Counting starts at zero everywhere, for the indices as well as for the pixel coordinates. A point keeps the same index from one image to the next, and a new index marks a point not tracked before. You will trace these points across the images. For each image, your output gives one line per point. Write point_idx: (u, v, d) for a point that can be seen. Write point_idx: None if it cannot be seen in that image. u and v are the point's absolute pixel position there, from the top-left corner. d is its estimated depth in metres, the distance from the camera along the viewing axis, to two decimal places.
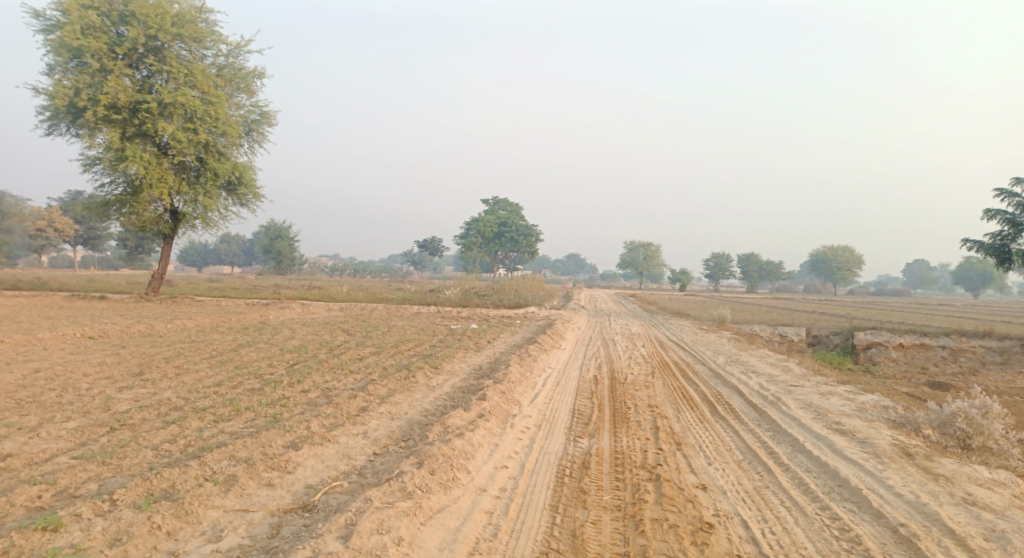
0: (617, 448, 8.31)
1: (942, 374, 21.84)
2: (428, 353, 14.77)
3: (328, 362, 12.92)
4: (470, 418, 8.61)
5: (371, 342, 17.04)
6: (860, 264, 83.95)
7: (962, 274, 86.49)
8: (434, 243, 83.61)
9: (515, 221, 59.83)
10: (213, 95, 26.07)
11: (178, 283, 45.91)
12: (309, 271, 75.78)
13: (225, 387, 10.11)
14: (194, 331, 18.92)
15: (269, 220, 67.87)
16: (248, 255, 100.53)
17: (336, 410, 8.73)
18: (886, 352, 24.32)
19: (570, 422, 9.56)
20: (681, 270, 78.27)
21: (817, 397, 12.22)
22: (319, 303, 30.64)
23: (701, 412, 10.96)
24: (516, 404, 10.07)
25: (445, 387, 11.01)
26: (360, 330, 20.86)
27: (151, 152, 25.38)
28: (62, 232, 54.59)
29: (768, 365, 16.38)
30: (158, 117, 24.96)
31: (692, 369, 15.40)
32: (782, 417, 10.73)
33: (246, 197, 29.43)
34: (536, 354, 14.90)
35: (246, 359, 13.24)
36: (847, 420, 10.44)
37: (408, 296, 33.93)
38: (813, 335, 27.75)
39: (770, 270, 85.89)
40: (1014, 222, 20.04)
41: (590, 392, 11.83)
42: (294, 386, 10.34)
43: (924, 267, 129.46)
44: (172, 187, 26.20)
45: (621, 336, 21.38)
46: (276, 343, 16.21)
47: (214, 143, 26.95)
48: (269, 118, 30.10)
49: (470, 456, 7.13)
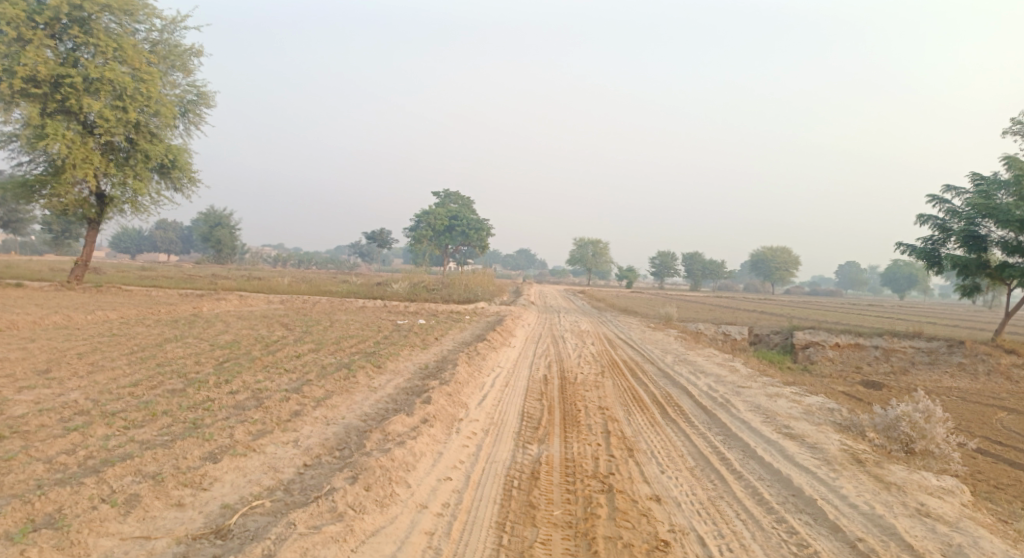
0: (567, 455, 7.88)
1: (876, 374, 22.34)
2: (370, 350, 14.06)
3: (261, 359, 12.09)
4: (412, 424, 8.02)
5: (310, 338, 16.20)
6: (797, 265, 86.46)
7: (891, 276, 90.05)
8: (382, 235, 82.08)
9: (465, 214, 59.11)
10: (145, 72, 24.55)
11: (106, 271, 43.51)
12: (250, 261, 73.13)
13: (142, 388, 9.24)
14: (117, 323, 17.64)
15: (208, 207, 65.25)
16: (185, 243, 96.67)
17: (266, 415, 8.00)
18: (823, 351, 24.83)
19: (518, 427, 9.10)
20: (628, 268, 78.90)
21: (765, 399, 12.07)
22: (257, 295, 29.33)
23: (652, 414, 10.65)
24: (462, 407, 9.54)
25: (387, 388, 10.39)
26: (298, 324, 19.90)
27: (76, 130, 23.71)
28: None
29: (715, 365, 16.27)
30: (84, 93, 23.32)
31: (641, 369, 15.14)
32: (733, 420, 10.51)
33: (181, 181, 27.90)
34: (484, 351, 14.38)
35: (170, 355, 12.28)
36: (797, 424, 10.28)
37: (352, 289, 32.88)
38: (755, 334, 28.09)
39: (712, 268, 87.63)
40: (943, 228, 20.56)
41: (540, 393, 11.38)
42: (221, 387, 9.54)
43: (857, 269, 134.46)
44: (98, 168, 24.56)
45: (570, 333, 21.03)
46: (206, 338, 15.22)
47: (145, 123, 25.41)
48: (207, 99, 28.63)
49: (412, 467, 6.58)
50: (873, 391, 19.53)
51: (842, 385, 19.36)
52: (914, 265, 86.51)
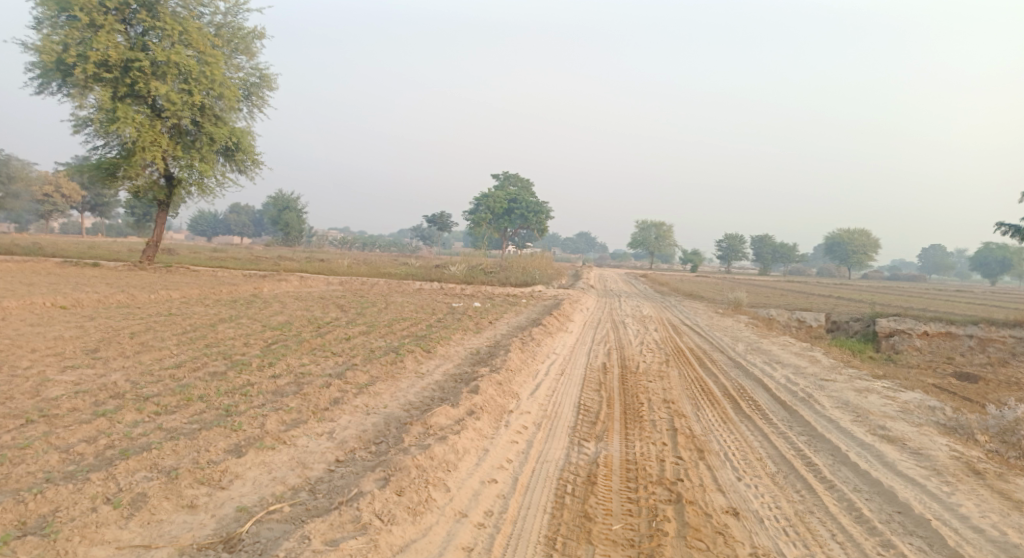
0: (629, 455, 7.07)
1: (969, 365, 20.45)
2: (422, 334, 13.51)
3: (310, 342, 11.70)
4: (457, 417, 7.36)
5: (363, 320, 15.80)
6: (876, 248, 81.87)
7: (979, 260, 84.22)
8: (444, 218, 82.26)
9: (526, 197, 58.24)
10: (210, 54, 24.66)
11: (179, 251, 44.88)
12: (316, 244, 74.59)
13: (184, 370, 8.90)
14: (177, 303, 17.71)
15: (277, 190, 66.72)
16: (257, 227, 99.72)
17: (303, 403, 7.48)
18: (908, 340, 22.94)
19: (574, 421, 8.33)
20: (694, 251, 76.24)
21: (853, 394, 10.86)
22: (318, 276, 29.43)
23: (724, 409, 9.66)
24: (513, 398, 8.83)
25: (435, 375, 9.79)
26: (354, 306, 19.62)
27: (145, 113, 24.04)
28: (70, 198, 53.97)
29: (793, 355, 14.99)
30: (151, 77, 23.60)
31: (710, 358, 14.06)
32: (817, 418, 9.43)
33: (245, 163, 28.09)
34: (540, 337, 13.63)
35: (220, 336, 12.04)
36: (893, 424, 9.11)
37: (411, 271, 32.66)
38: (832, 321, 26.30)
39: (784, 252, 84.00)
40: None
41: (599, 383, 10.55)
42: (264, 371, 9.13)
43: (941, 253, 126.43)
44: (166, 150, 24.91)
45: (632, 318, 20.04)
46: (260, 319, 15.00)
47: (210, 106, 25.58)
48: (270, 81, 28.72)
49: (454, 467, 5.91)
50: (969, 384, 17.77)
51: (932, 378, 17.70)
52: (1006, 248, 80.65)
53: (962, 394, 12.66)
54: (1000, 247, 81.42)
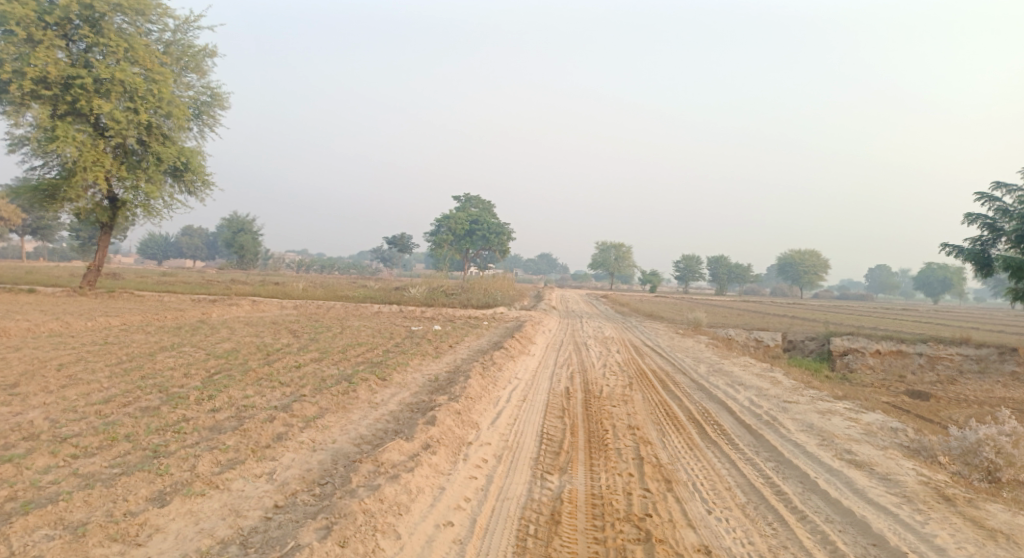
0: (594, 489, 6.68)
1: (922, 383, 20.74)
2: (377, 360, 12.95)
3: (256, 371, 11.04)
4: (411, 452, 6.86)
5: (316, 346, 15.12)
6: (827, 268, 83.99)
7: (923, 279, 87.00)
8: (403, 240, 81.38)
9: (486, 219, 57.94)
10: (157, 72, 23.81)
11: (125, 276, 43.06)
12: (272, 267, 72.86)
13: (113, 405, 8.18)
14: (116, 330, 16.72)
15: (231, 212, 65.03)
16: (210, 249, 97.08)
17: (242, 439, 6.88)
18: (863, 358, 23.18)
19: (536, 452, 7.90)
20: (652, 272, 76.85)
21: (817, 417, 10.69)
22: (271, 300, 28.44)
23: (689, 435, 9.35)
24: (472, 428, 8.35)
25: (390, 405, 9.28)
26: (307, 331, 18.87)
27: (86, 132, 22.99)
28: (9, 220, 51.49)
29: (755, 377, 14.85)
30: (94, 95, 22.61)
31: (673, 381, 13.81)
32: (783, 442, 9.20)
33: (194, 184, 27.12)
34: (501, 361, 13.19)
35: (158, 366, 11.25)
36: (860, 448, 8.92)
37: (369, 294, 31.89)
38: (789, 340, 26.50)
39: (739, 272, 85.48)
40: (993, 227, 18.85)
41: (561, 410, 10.15)
42: (202, 405, 8.46)
43: (887, 273, 130.48)
44: (110, 171, 23.85)
45: (593, 340, 19.75)
46: (205, 347, 14.19)
47: (157, 125, 24.66)
48: (222, 100, 27.91)
49: (406, 509, 5.44)
50: (923, 402, 17.95)
51: (888, 396, 17.82)
52: (948, 268, 83.63)
53: (920, 413, 12.67)
54: (942, 266, 84.40)
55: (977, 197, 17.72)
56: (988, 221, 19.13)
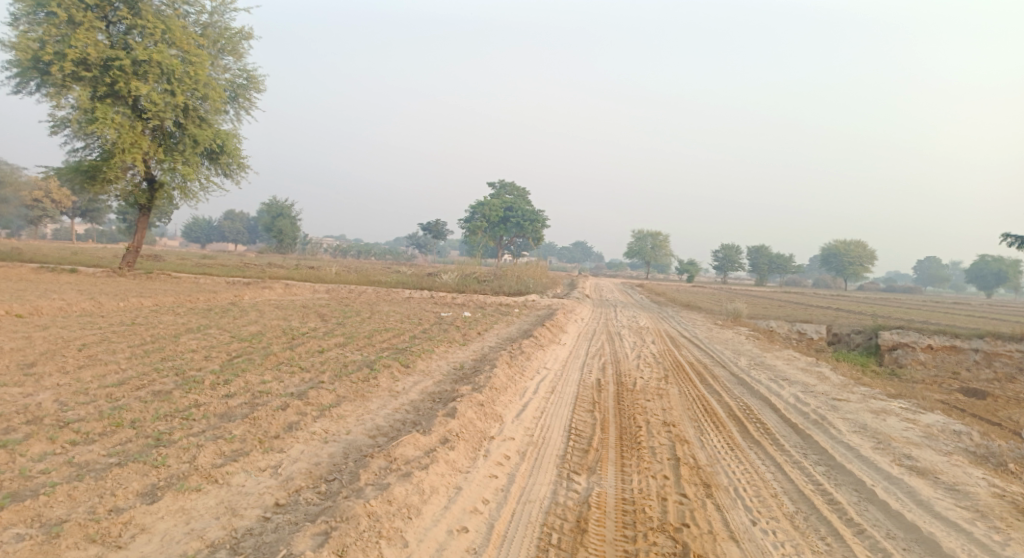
0: (625, 493, 6.17)
1: (976, 380, 19.56)
2: (402, 346, 12.55)
3: (277, 355, 10.71)
4: (428, 447, 6.40)
5: (343, 331, 14.79)
6: (872, 259, 81.20)
7: (976, 272, 83.39)
8: (439, 226, 81.31)
9: (521, 206, 57.31)
10: (194, 54, 23.72)
11: (167, 258, 43.72)
12: (309, 251, 73.51)
13: (125, 388, 7.88)
14: (146, 311, 16.64)
15: (271, 197, 65.70)
16: (251, 234, 98.59)
17: (250, 428, 6.49)
18: (913, 353, 22.01)
19: (563, 449, 7.38)
20: (690, 262, 75.25)
21: (870, 417, 9.93)
22: (304, 284, 28.36)
23: (730, 434, 8.71)
24: (496, 422, 7.86)
25: (411, 394, 8.85)
26: (336, 315, 18.59)
27: (125, 114, 23.02)
28: (60, 203, 52.74)
29: (800, 372, 14.01)
30: (133, 77, 22.60)
31: (712, 374, 13.11)
32: (834, 444, 8.50)
33: (230, 166, 27.08)
34: (530, 350, 12.67)
35: (180, 348, 11.01)
36: (920, 453, 8.18)
37: (402, 280, 31.66)
38: (833, 333, 25.38)
39: (780, 263, 83.27)
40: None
41: (592, 403, 9.59)
42: (217, 390, 8.13)
43: (937, 266, 125.83)
44: (147, 153, 23.91)
45: (628, 330, 19.08)
46: (231, 329, 13.95)
47: (194, 107, 24.60)
48: (258, 83, 27.78)
49: (416, 512, 5.03)
50: (978, 401, 16.86)
51: (940, 394, 16.80)
52: (1002, 260, 80.03)
53: (979, 413, 11.77)
54: (996, 259, 80.77)
55: None
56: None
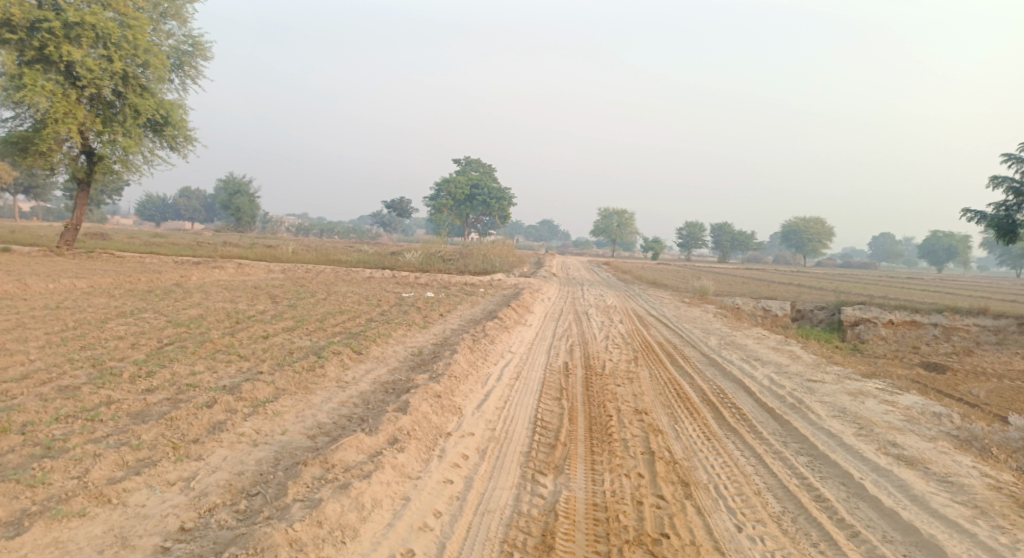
0: (597, 497, 5.50)
1: (936, 354, 19.50)
2: (356, 330, 11.67)
3: (214, 342, 9.73)
4: (373, 449, 5.62)
5: (293, 314, 13.80)
6: (831, 236, 82.33)
7: (928, 248, 85.25)
8: (402, 204, 79.72)
9: (487, 183, 56.23)
10: (132, 17, 22.00)
11: (114, 236, 41.55)
12: (269, 229, 71.37)
13: (27, 383, 6.88)
14: (78, 294, 15.34)
15: (227, 173, 63.32)
16: (209, 212, 95.36)
17: (165, 431, 5.58)
18: (875, 329, 21.91)
19: (528, 444, 6.65)
20: (654, 239, 75.21)
21: (848, 399, 9.45)
22: (258, 263, 27.04)
23: (706, 421, 8.09)
24: (454, 416, 7.08)
25: (361, 384, 8.02)
26: (289, 296, 17.54)
27: (57, 81, 21.23)
28: (1, 179, 49.86)
29: (771, 351, 13.55)
30: (63, 40, 20.81)
31: (682, 355, 12.54)
32: (816, 431, 7.95)
33: (176, 139, 25.43)
34: (493, 332, 11.92)
35: (106, 335, 9.93)
36: (906, 439, 7.68)
37: (362, 258, 30.54)
38: (797, 309, 25.19)
39: (742, 240, 83.96)
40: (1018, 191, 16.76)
41: (558, 390, 8.88)
42: (135, 384, 7.14)
43: (891, 242, 128.85)
44: (83, 123, 22.16)
45: (594, 309, 18.48)
46: (168, 313, 12.85)
47: (134, 75, 22.88)
48: (204, 50, 26.13)
49: (351, 535, 4.32)
50: (939, 375, 16.74)
51: (903, 369, 16.61)
52: (953, 237, 82.09)
53: (943, 388, 11.48)
54: (947, 235, 82.68)
55: (1009, 161, 16.03)
56: (1012, 183, 17.20)
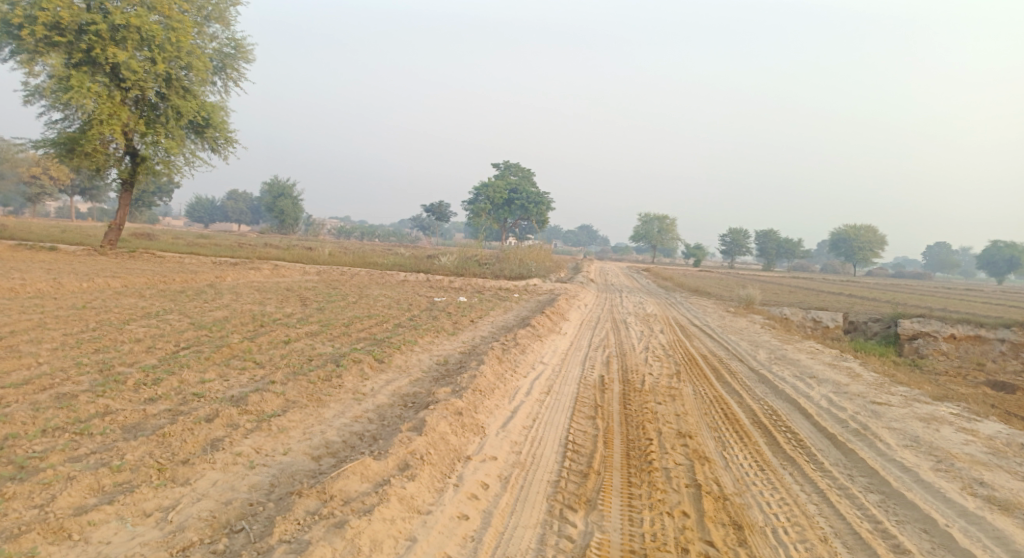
0: (634, 543, 4.80)
1: (1003, 372, 18.00)
2: (382, 337, 11.09)
3: (232, 347, 9.26)
4: (381, 476, 5.03)
5: (320, 318, 13.33)
6: (882, 244, 79.23)
7: (987, 259, 81.32)
8: (442, 208, 79.71)
9: (527, 187, 55.62)
10: (176, 20, 21.92)
11: (160, 237, 42.19)
12: (312, 231, 72.09)
13: (25, 390, 6.47)
14: (110, 294, 15.15)
15: (271, 177, 64.12)
16: (254, 215, 97.09)
17: (153, 449, 5.05)
18: (935, 343, 20.47)
19: (557, 472, 5.93)
20: (697, 246, 73.43)
21: (920, 427, 8.45)
22: (294, 265, 26.92)
23: (758, 448, 7.24)
24: (475, 436, 6.41)
25: (379, 397, 7.40)
26: (320, 299, 17.12)
27: (103, 83, 21.28)
28: (58, 182, 51.38)
29: (827, 368, 12.47)
30: (109, 43, 20.85)
31: (729, 370, 11.59)
32: (888, 464, 7.02)
33: (217, 141, 25.42)
34: (524, 341, 11.21)
35: (123, 338, 9.55)
36: (994, 476, 6.72)
37: (399, 261, 30.17)
38: (850, 321, 23.80)
39: (788, 247, 81.54)
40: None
41: (594, 407, 8.13)
42: (137, 393, 6.65)
43: (946, 252, 123.81)
44: (127, 124, 22.16)
45: (634, 318, 17.61)
46: (193, 315, 12.49)
47: (177, 77, 22.84)
48: (247, 53, 26.08)
49: None
50: (1006, 396, 15.34)
51: (967, 389, 15.28)
52: (1015, 247, 78.20)
53: (1017, 410, 10.41)
54: (1008, 246, 78.80)
55: None
56: None
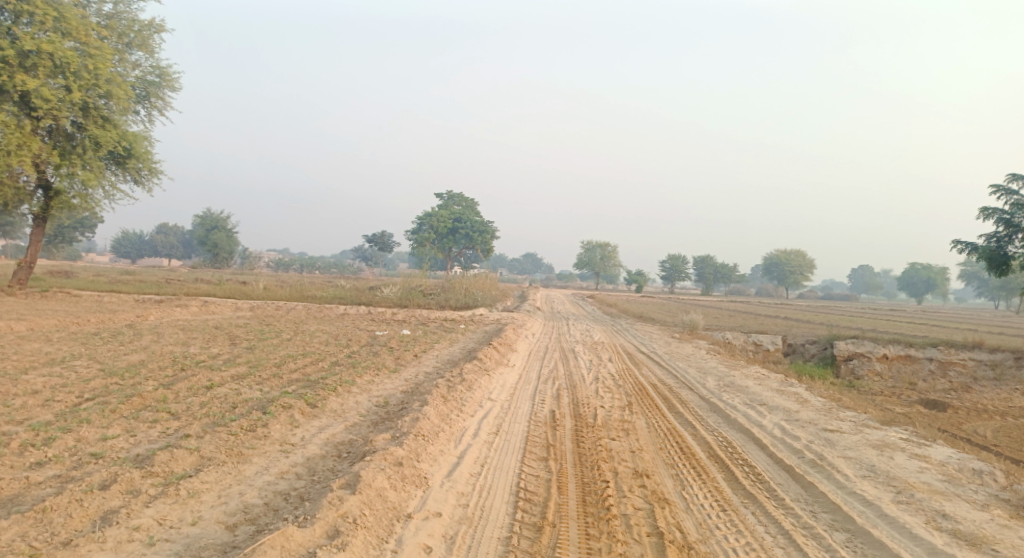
0: None
1: (935, 391, 18.33)
2: (317, 377, 10.30)
3: (144, 396, 8.36)
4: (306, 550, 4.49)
5: (250, 357, 12.41)
6: (812, 268, 82.13)
7: (908, 281, 85.16)
8: (384, 238, 78.47)
9: (470, 216, 55.36)
10: (94, 46, 20.63)
11: (82, 275, 39.72)
12: (248, 264, 69.75)
13: None
14: (13, 338, 13.79)
15: (204, 210, 61.83)
16: (186, 249, 93.36)
17: (28, 530, 4.52)
18: (868, 364, 20.94)
19: (508, 526, 5.37)
20: (637, 272, 74.41)
21: (875, 455, 8.26)
22: (226, 301, 25.61)
23: (718, 486, 6.86)
24: (417, 490, 5.79)
25: (310, 448, 6.67)
26: (252, 337, 16.09)
27: (11, 113, 19.55)
28: None
29: (776, 394, 12.30)
30: (19, 70, 19.12)
31: (680, 399, 11.26)
32: (851, 497, 6.73)
33: (140, 172, 24.14)
34: (470, 376, 10.61)
35: (18, 390, 8.50)
36: (955, 507, 6.51)
37: (339, 294, 29.14)
38: (789, 344, 24.09)
39: (724, 272, 83.65)
40: (1010, 222, 15.09)
41: (545, 448, 7.59)
42: (22, 457, 5.79)
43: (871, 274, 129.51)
44: (40, 156, 20.61)
45: (582, 347, 17.22)
46: (106, 360, 11.41)
47: (95, 105, 21.45)
48: (171, 81, 24.98)
49: None
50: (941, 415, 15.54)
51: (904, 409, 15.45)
52: (931, 269, 82.20)
53: (949, 427, 10.57)
54: (925, 268, 82.88)
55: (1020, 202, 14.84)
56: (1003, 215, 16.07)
